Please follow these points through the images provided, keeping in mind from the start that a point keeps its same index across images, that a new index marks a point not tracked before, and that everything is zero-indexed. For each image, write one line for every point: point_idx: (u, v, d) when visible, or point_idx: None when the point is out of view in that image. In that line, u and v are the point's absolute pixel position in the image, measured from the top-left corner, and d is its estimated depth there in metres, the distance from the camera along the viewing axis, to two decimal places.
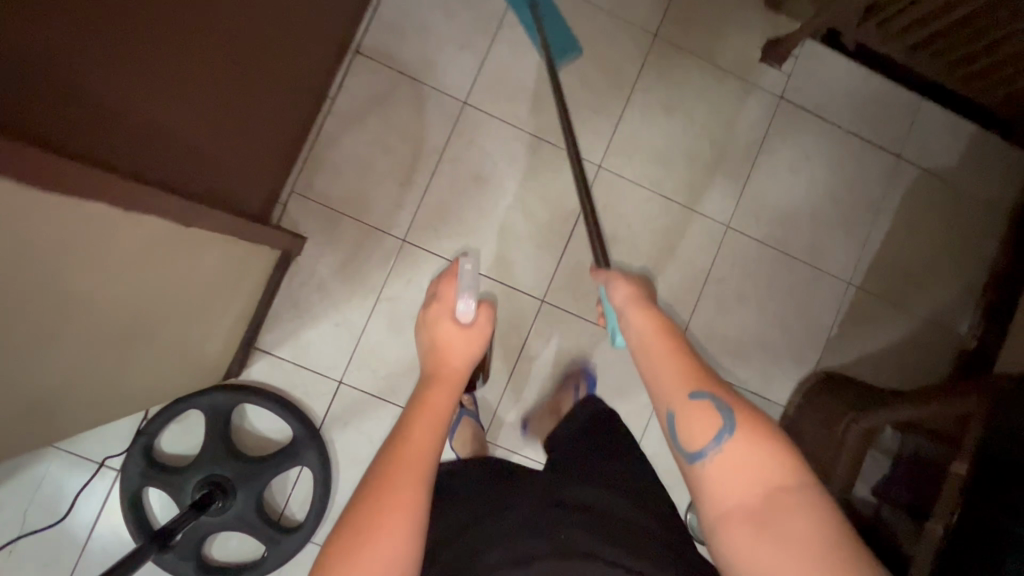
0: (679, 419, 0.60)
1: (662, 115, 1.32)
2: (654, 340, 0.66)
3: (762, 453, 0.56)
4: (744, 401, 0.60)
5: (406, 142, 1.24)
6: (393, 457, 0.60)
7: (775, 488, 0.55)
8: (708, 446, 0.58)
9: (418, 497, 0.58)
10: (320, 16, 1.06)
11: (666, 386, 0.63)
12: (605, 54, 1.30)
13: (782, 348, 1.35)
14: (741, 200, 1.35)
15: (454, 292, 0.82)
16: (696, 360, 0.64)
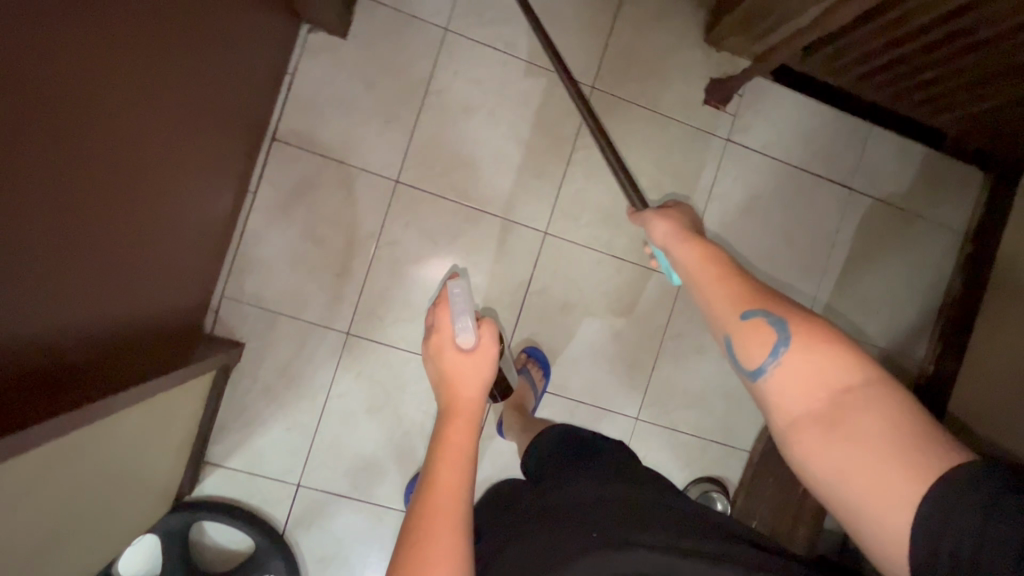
0: (736, 341, 0.58)
1: (606, 171, 1.26)
2: (701, 271, 0.66)
3: (824, 356, 0.52)
4: (797, 309, 0.56)
5: (338, 229, 1.18)
6: (430, 504, 0.63)
7: (840, 390, 0.50)
8: (766, 363, 0.55)
9: (460, 539, 0.61)
10: (225, 122, 0.98)
11: (719, 312, 0.61)
12: (541, 112, 1.22)
13: (745, 395, 1.34)
14: None
15: (449, 317, 0.94)
16: (753, 284, 0.61)
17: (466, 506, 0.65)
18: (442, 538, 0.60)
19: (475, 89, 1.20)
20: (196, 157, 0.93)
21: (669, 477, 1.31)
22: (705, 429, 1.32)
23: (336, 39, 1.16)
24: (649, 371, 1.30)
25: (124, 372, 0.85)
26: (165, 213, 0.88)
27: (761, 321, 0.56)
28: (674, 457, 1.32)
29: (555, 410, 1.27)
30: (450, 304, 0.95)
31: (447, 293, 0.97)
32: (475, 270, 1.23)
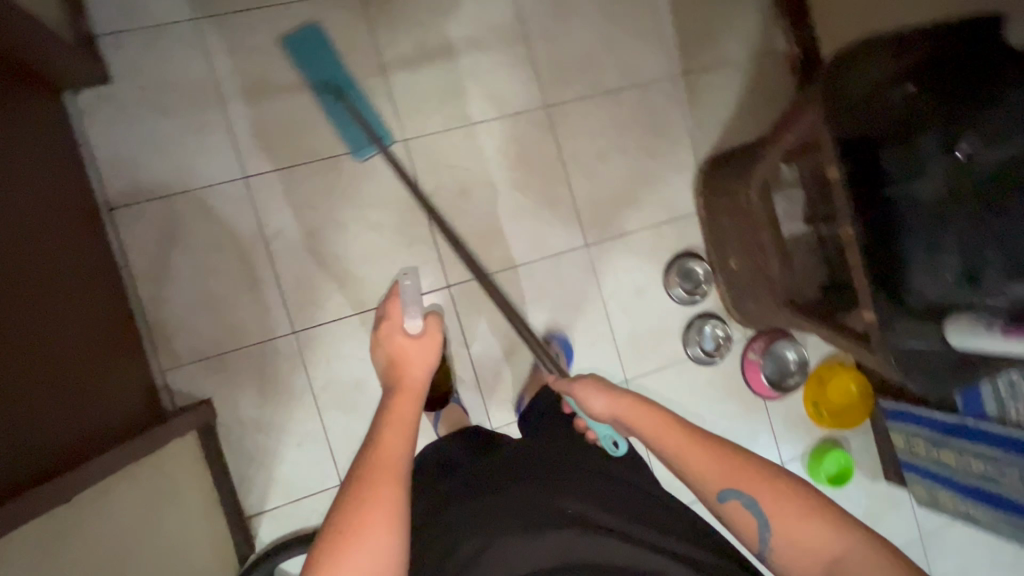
0: (728, 521, 0.71)
1: (419, 56, 1.26)
2: (669, 441, 0.75)
3: (802, 530, 0.67)
4: (769, 487, 0.70)
5: (223, 249, 1.16)
6: (374, 464, 0.70)
7: (827, 559, 0.65)
8: (759, 543, 0.69)
9: (397, 496, 0.67)
10: (51, 205, 0.96)
11: (699, 485, 0.73)
12: (328, 41, 1.21)
13: (663, 170, 1.37)
14: (540, 77, 1.31)
15: (399, 307, 0.92)
16: (731, 452, 0.73)
17: (406, 472, 0.71)
18: (381, 492, 0.67)
19: (260, 57, 1.19)
20: (51, 246, 0.92)
21: (645, 275, 1.35)
22: (649, 217, 1.36)
23: (104, 88, 1.12)
24: (571, 201, 1.32)
25: (92, 457, 0.85)
26: (53, 306, 0.88)
27: (739, 505, 0.69)
28: (639, 256, 1.35)
29: (514, 282, 1.29)
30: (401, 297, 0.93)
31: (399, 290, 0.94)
32: (366, 210, 1.22)
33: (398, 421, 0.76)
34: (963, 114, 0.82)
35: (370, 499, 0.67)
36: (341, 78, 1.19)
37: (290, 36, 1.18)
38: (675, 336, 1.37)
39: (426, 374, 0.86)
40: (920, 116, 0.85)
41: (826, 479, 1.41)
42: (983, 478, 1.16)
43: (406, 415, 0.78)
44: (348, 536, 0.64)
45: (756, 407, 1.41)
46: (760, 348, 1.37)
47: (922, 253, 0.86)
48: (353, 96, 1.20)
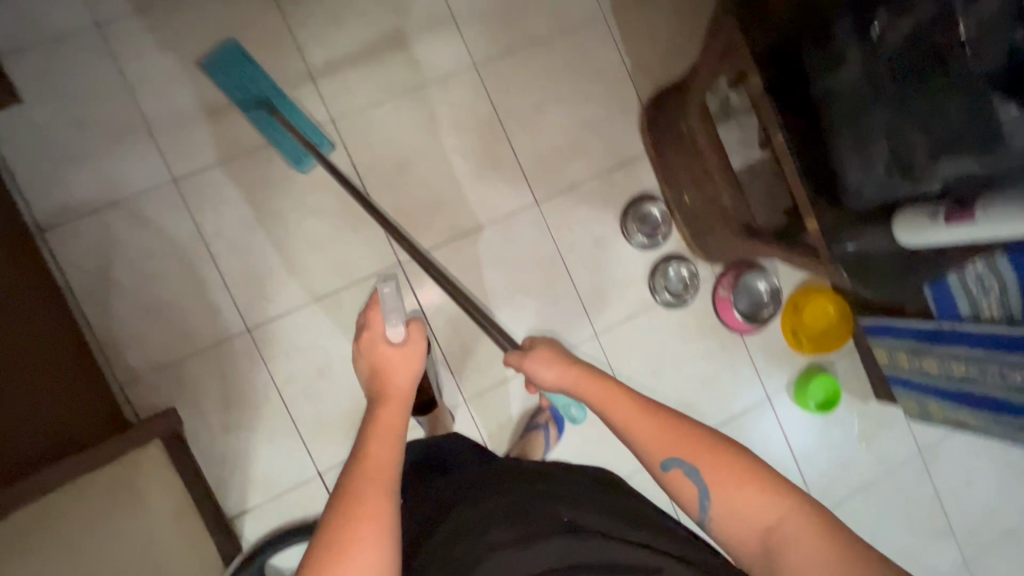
0: (670, 489, 0.69)
1: (334, 31, 1.21)
2: (613, 406, 0.75)
3: (752, 503, 0.64)
4: (710, 452, 0.67)
5: (164, 256, 1.14)
6: (363, 474, 0.65)
7: (766, 527, 0.63)
8: (701, 512, 0.67)
9: (389, 511, 0.62)
10: None
11: (642, 454, 0.72)
12: (238, 28, 1.18)
13: (606, 114, 1.32)
14: (463, 35, 1.27)
15: (380, 317, 0.86)
16: (678, 423, 0.71)
17: (395, 481, 0.66)
18: (371, 503, 0.62)
19: (170, 55, 1.15)
20: None
21: (601, 224, 1.32)
22: (597, 165, 1.32)
23: (14, 108, 1.09)
24: (513, 159, 1.28)
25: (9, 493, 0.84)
26: None
27: (680, 473, 0.68)
28: (593, 206, 1.32)
29: (467, 250, 1.26)
30: (381, 303, 0.86)
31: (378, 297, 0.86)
32: (304, 197, 1.19)
33: (384, 429, 0.72)
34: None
35: (357, 511, 0.61)
36: (272, 92, 1.16)
37: (212, 57, 1.15)
38: (641, 284, 1.34)
39: (411, 381, 0.82)
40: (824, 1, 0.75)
41: (814, 407, 1.39)
42: (965, 380, 1.13)
43: (393, 422, 0.74)
44: (335, 554, 0.58)
45: (734, 344, 1.38)
46: (730, 284, 1.34)
47: (857, 151, 0.78)
48: (286, 109, 1.17)
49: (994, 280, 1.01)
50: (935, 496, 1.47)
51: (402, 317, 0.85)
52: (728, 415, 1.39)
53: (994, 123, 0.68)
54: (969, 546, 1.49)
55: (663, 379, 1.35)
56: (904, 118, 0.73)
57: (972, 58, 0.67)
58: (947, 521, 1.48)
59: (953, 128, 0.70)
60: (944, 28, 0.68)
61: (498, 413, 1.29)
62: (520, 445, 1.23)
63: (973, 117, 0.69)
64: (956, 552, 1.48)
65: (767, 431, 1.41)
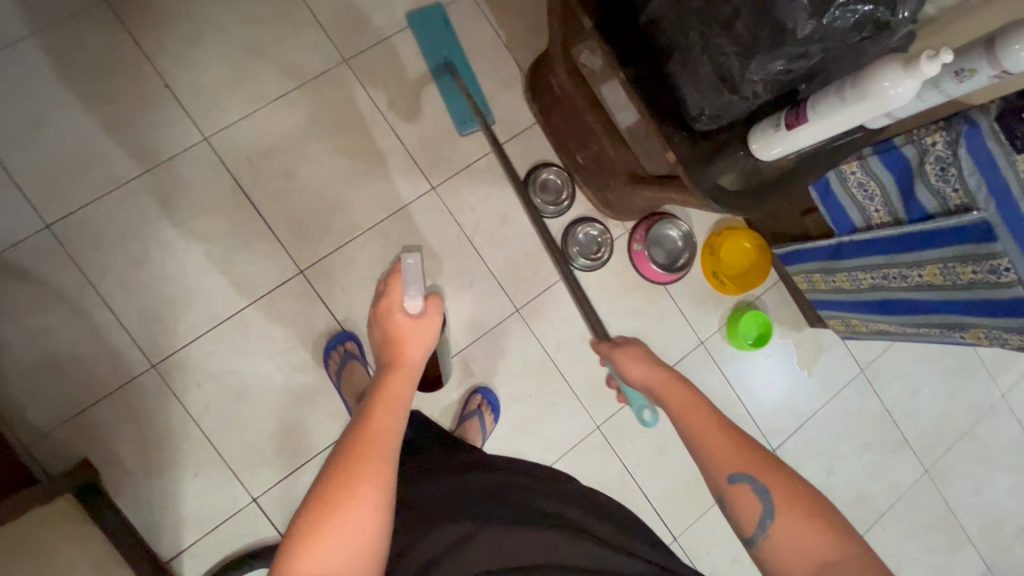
0: (729, 503, 0.70)
1: (193, 50, 1.18)
2: (692, 414, 0.76)
3: (812, 532, 0.65)
4: (779, 476, 0.69)
5: (51, 305, 1.10)
6: (365, 437, 0.66)
7: (822, 558, 0.63)
8: (756, 531, 0.67)
9: (387, 470, 0.64)
10: None
11: (709, 467, 0.72)
12: (92, 63, 1.14)
13: (489, 89, 1.31)
14: (329, 33, 1.24)
15: (399, 287, 0.93)
16: (751, 442, 0.72)
17: (397, 446, 0.68)
18: (371, 466, 0.63)
19: (23, 99, 1.11)
20: None
21: (503, 199, 1.30)
22: (488, 141, 1.31)
23: None
24: (402, 149, 1.26)
25: None
26: None
27: (747, 487, 0.68)
28: (492, 183, 1.30)
29: (370, 247, 1.24)
30: (403, 278, 0.92)
31: (402, 269, 0.94)
32: (191, 221, 1.16)
33: (392, 398, 0.74)
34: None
35: (358, 472, 0.62)
36: (455, 60, 1.27)
37: (420, 11, 1.27)
38: (555, 252, 1.33)
39: (422, 356, 0.86)
40: None
41: (749, 344, 1.38)
42: (875, 290, 1.12)
43: (403, 392, 0.76)
44: (334, 503, 0.59)
45: (659, 296, 1.38)
46: (643, 236, 1.33)
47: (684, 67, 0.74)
48: (461, 71, 1.27)
49: (875, 184, 1.02)
50: (886, 411, 1.49)
51: (421, 291, 0.91)
52: (666, 368, 1.38)
53: (785, 20, 0.64)
54: (928, 455, 1.50)
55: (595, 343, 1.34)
56: (710, 28, 0.69)
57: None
58: (903, 436, 1.49)
59: (750, 28, 0.66)
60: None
61: (432, 406, 1.26)
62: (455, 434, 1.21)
63: (761, 19, 0.65)
64: (916, 463, 1.49)
65: (710, 377, 1.39)
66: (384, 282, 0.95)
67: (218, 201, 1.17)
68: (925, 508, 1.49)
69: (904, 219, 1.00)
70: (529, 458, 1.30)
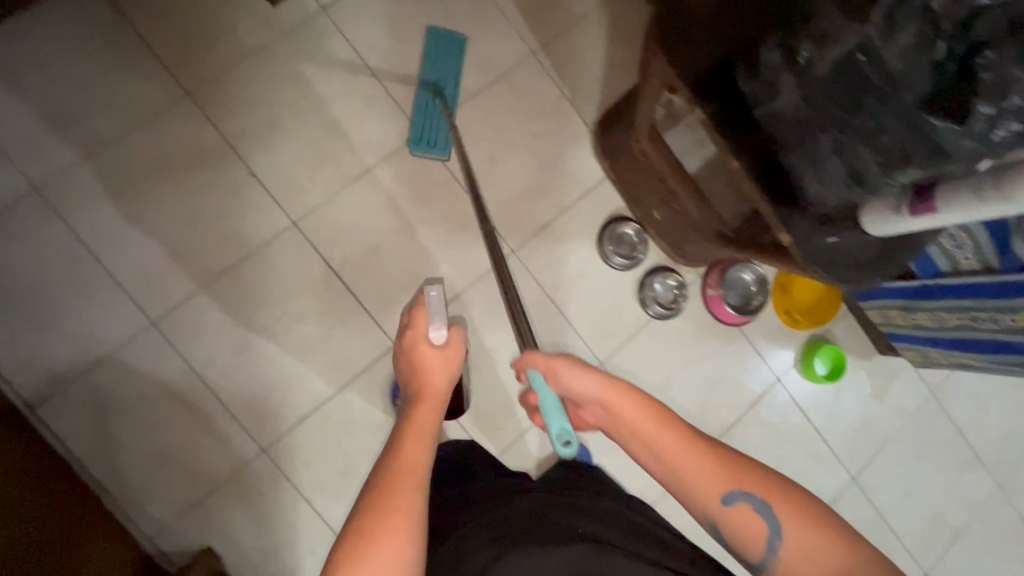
0: (726, 528, 0.70)
1: (273, 135, 1.20)
2: (662, 432, 0.75)
3: (816, 547, 0.66)
4: (776, 490, 0.70)
5: (159, 399, 1.13)
6: (396, 470, 0.66)
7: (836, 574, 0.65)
8: (765, 553, 0.68)
9: (418, 505, 0.64)
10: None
11: (697, 501, 0.72)
12: (177, 156, 1.16)
13: (559, 148, 1.33)
14: (402, 106, 1.26)
15: (423, 316, 0.91)
16: (740, 462, 0.72)
17: (427, 480, 0.68)
18: (403, 495, 0.64)
19: (115, 199, 1.13)
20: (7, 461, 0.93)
21: (579, 255, 1.33)
22: (562, 200, 1.33)
23: None
24: (480, 215, 1.28)
25: None
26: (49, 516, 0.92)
27: (746, 507, 0.69)
28: (567, 240, 1.33)
29: (458, 315, 1.26)
30: (426, 307, 0.91)
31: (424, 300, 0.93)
32: (285, 305, 1.18)
33: (421, 427, 0.74)
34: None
35: (389, 501, 0.63)
36: (448, 85, 1.26)
37: (444, 30, 1.27)
38: (631, 302, 1.36)
39: (448, 385, 0.85)
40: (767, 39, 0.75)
41: (823, 377, 1.41)
42: (960, 329, 1.16)
43: (428, 420, 0.75)
44: (369, 538, 0.60)
45: (734, 337, 1.41)
46: (716, 281, 1.37)
47: (812, 167, 0.75)
48: (449, 95, 1.26)
49: (967, 237, 1.04)
50: (956, 431, 1.52)
51: (444, 321, 0.90)
52: (745, 407, 1.41)
53: (937, 141, 0.64)
54: (999, 468, 1.54)
55: (675, 388, 1.37)
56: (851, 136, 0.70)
57: (905, 82, 0.63)
58: (974, 452, 1.52)
59: (901, 145, 0.67)
60: (870, 57, 0.64)
61: (527, 464, 1.29)
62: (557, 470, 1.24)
63: (917, 137, 0.65)
64: (987, 478, 1.53)
65: (787, 411, 1.42)
66: (408, 312, 0.94)
67: (309, 282, 1.20)
68: (999, 521, 1.53)
69: (998, 269, 1.02)
70: None
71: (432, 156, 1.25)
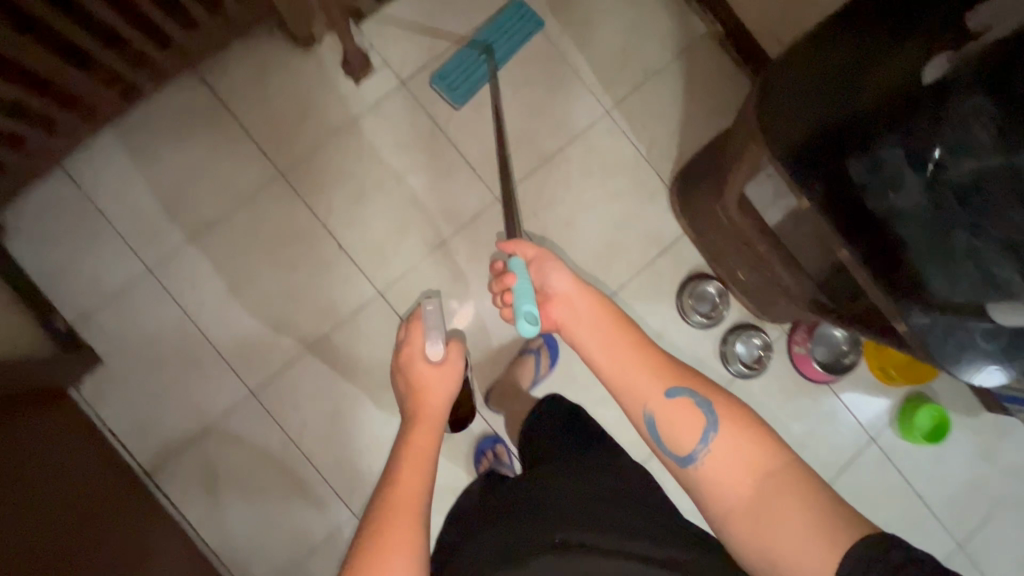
0: (659, 417, 0.67)
1: (359, 207, 1.25)
2: (620, 331, 0.73)
3: (745, 444, 0.63)
4: (722, 400, 0.67)
5: (259, 464, 1.19)
6: (389, 508, 0.62)
7: (759, 472, 0.62)
8: (697, 447, 0.65)
9: (416, 544, 0.60)
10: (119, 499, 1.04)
11: (639, 393, 0.69)
12: (272, 231, 1.23)
13: (635, 206, 1.32)
14: (480, 173, 1.28)
15: (419, 330, 0.82)
16: (678, 365, 0.70)
17: (426, 510, 0.63)
18: (398, 535, 0.60)
19: (218, 276, 1.21)
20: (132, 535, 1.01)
21: (658, 313, 1.31)
22: (639, 258, 1.31)
23: (99, 369, 1.18)
24: None
25: None
26: None
27: (688, 400, 0.67)
28: (646, 298, 1.31)
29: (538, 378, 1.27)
30: (423, 320, 0.83)
31: (420, 313, 0.85)
32: (373, 372, 1.23)
33: (415, 456, 0.67)
34: (935, 105, 0.69)
35: (383, 547, 0.59)
36: (498, 45, 1.29)
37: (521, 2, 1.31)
38: (712, 360, 1.32)
39: (447, 403, 0.77)
40: (888, 128, 0.74)
41: (924, 438, 1.32)
42: None
43: (424, 450, 0.68)
44: None
45: (823, 394, 1.34)
46: (804, 340, 1.31)
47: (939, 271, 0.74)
48: (499, 50, 1.29)
49: None
50: None
51: (442, 335, 0.81)
52: (838, 469, 1.34)
53: None
54: None
55: None
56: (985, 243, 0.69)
57: None
58: None
59: None
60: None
61: None
62: (510, 368, 1.23)
63: None
64: None
65: (882, 472, 1.34)
66: (402, 328, 0.84)
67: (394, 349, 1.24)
68: None
69: None
70: None
71: (446, 98, 1.27)
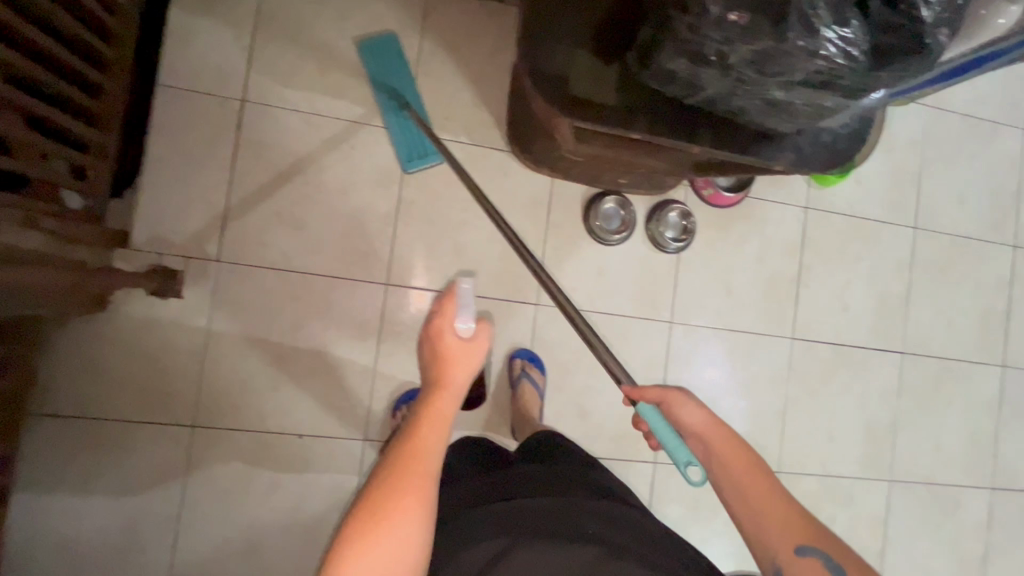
0: (787, 575, 0.68)
1: (284, 389, 1.19)
2: (753, 483, 0.73)
3: None
4: (855, 568, 0.67)
5: None
6: (405, 452, 0.65)
7: None
8: None
9: (428, 491, 0.63)
10: None
11: (772, 540, 0.69)
12: (233, 471, 1.17)
13: (496, 190, 1.28)
14: (352, 276, 1.21)
15: (454, 308, 0.80)
16: (804, 515, 0.71)
17: (438, 467, 0.66)
18: (413, 482, 0.62)
19: (229, 549, 1.16)
20: None
21: (583, 256, 1.33)
22: (535, 228, 1.30)
23: None
24: (487, 299, 1.27)
25: None
26: None
27: (817, 562, 0.67)
28: (566, 253, 1.32)
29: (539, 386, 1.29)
30: (457, 299, 0.80)
31: (454, 290, 0.81)
32: None
33: (435, 414, 0.70)
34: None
35: (399, 493, 0.61)
36: (411, 94, 1.22)
37: (369, 41, 1.21)
38: (652, 254, 1.36)
39: (467, 378, 0.76)
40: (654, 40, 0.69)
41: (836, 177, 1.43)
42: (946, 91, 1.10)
43: (442, 414, 0.70)
44: (376, 518, 0.59)
45: (750, 206, 1.41)
46: (706, 182, 1.35)
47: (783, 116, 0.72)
48: (415, 101, 1.22)
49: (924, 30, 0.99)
50: (968, 118, 1.52)
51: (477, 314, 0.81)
52: (801, 251, 1.43)
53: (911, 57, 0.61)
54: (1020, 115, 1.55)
55: (737, 287, 1.40)
56: (798, 86, 0.66)
57: (850, 39, 0.61)
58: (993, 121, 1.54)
59: (857, 79, 0.64)
60: (787, 38, 0.60)
61: None
62: (514, 403, 1.23)
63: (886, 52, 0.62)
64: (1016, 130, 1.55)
65: (829, 224, 1.45)
66: (438, 300, 0.83)
67: None
68: None
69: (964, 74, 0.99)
70: (768, 405, 1.41)
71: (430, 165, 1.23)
